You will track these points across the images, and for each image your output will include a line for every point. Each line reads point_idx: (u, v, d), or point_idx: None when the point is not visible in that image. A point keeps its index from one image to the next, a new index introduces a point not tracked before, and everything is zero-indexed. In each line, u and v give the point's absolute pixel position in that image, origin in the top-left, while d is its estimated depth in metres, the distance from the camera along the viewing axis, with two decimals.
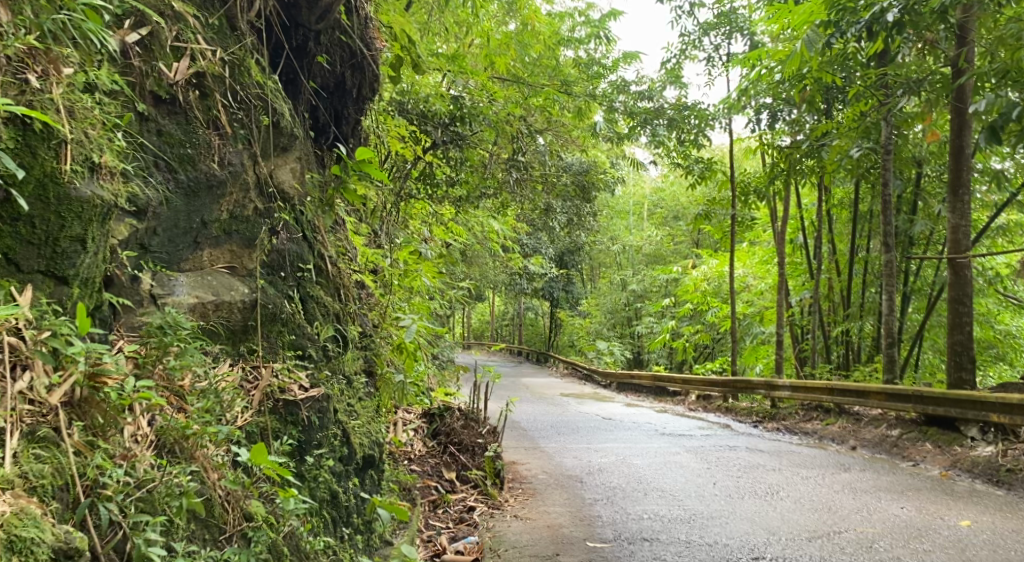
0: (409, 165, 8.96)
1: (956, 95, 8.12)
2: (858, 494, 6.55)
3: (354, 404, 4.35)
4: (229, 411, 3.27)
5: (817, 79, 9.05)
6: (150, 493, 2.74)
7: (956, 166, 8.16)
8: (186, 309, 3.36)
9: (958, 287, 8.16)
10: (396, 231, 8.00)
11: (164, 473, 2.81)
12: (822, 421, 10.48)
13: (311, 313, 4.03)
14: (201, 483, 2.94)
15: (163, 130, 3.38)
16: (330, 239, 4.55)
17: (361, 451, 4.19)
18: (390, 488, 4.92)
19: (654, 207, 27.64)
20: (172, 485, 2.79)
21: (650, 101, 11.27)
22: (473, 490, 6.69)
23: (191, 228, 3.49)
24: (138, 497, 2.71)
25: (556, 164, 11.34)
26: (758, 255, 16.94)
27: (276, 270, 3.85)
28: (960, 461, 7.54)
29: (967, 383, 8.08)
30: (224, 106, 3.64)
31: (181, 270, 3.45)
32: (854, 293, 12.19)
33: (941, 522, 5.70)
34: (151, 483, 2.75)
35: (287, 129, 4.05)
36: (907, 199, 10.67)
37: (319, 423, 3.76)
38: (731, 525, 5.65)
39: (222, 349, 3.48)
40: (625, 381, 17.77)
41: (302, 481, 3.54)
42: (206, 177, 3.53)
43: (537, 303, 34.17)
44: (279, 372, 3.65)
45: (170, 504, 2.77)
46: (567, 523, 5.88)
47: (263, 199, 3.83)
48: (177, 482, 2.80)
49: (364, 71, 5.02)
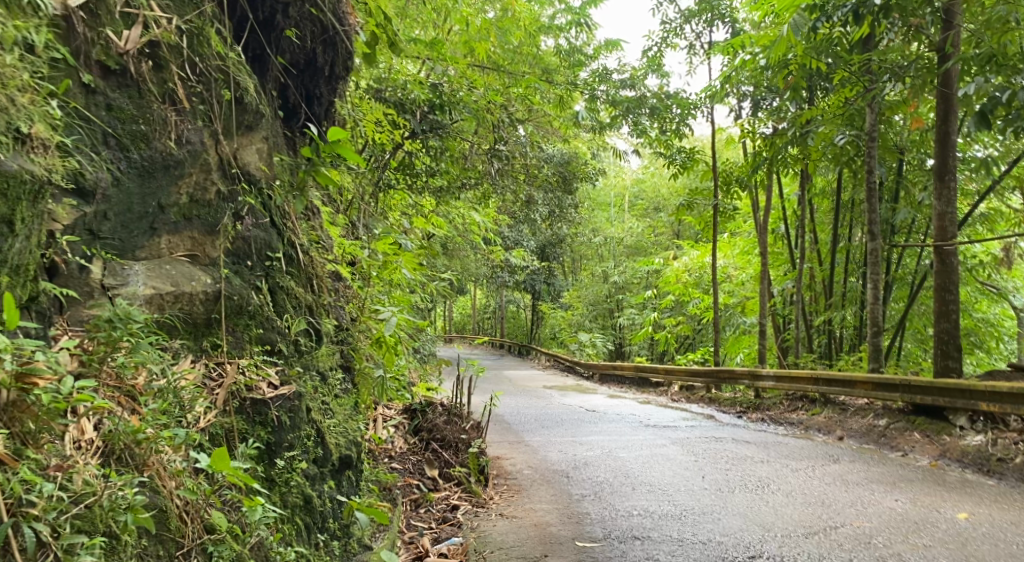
0: (387, 154, 8.67)
1: (942, 80, 7.91)
2: (850, 486, 6.36)
3: (330, 401, 4.08)
4: (190, 413, 3.01)
5: (804, 65, 8.83)
6: (90, 509, 2.48)
7: (944, 153, 7.96)
8: (140, 301, 3.07)
9: (945, 274, 7.99)
10: (374, 221, 7.72)
11: (109, 485, 2.54)
12: (807, 411, 10.30)
13: (281, 305, 3.75)
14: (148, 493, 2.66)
15: (112, 104, 3.12)
16: (302, 226, 4.27)
17: (337, 451, 3.93)
18: (368, 489, 4.65)
19: (635, 198, 27.41)
20: (116, 499, 2.52)
21: (632, 89, 10.97)
22: (457, 488, 6.43)
23: (146, 212, 3.21)
24: (74, 513, 2.45)
25: (538, 154, 11.11)
26: (740, 245, 16.78)
27: (242, 259, 3.57)
28: (950, 451, 7.37)
29: (954, 371, 7.92)
30: (180, 79, 3.35)
31: (135, 259, 3.16)
32: (838, 283, 12.03)
33: (938, 515, 5.50)
34: (91, 498, 2.49)
35: (252, 106, 3.76)
36: (890, 187, 10.48)
37: (290, 423, 3.48)
38: (725, 521, 5.42)
39: (181, 344, 3.20)
40: (608, 373, 17.59)
41: (272, 486, 3.28)
42: (161, 156, 3.24)
43: (519, 296, 33.94)
44: (245, 369, 3.37)
45: (116, 520, 2.51)
46: (555, 521, 5.64)
47: (227, 181, 3.53)
48: (123, 495, 2.54)
49: (336, 47, 4.76)
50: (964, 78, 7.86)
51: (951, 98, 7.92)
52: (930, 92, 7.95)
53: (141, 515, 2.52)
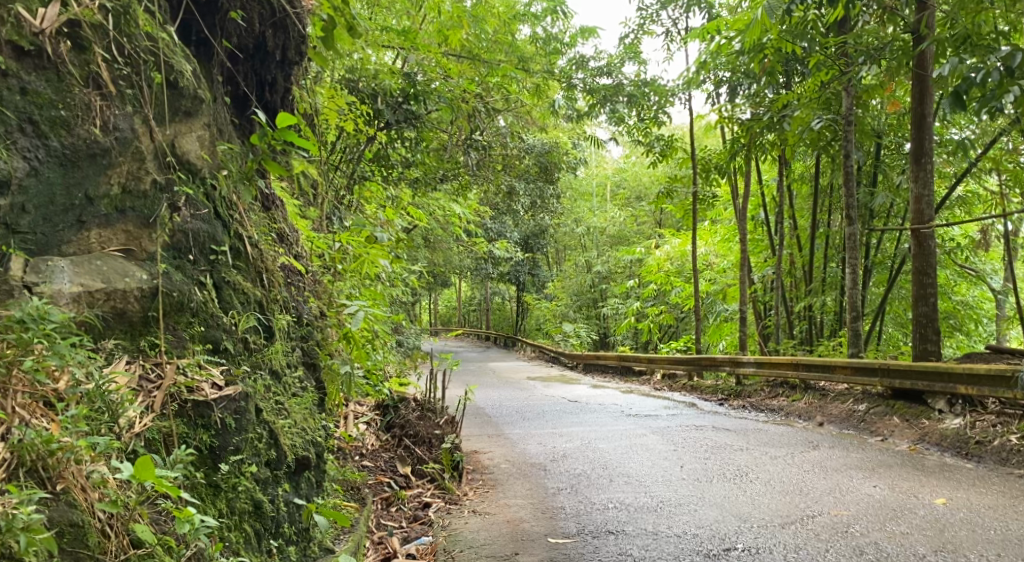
0: (362, 146, 8.45)
1: (917, 62, 7.78)
2: (829, 473, 6.24)
3: (287, 401, 3.84)
4: (122, 418, 2.85)
5: (780, 49, 8.67)
6: None
7: (919, 134, 7.83)
8: (66, 299, 2.94)
9: (923, 257, 7.87)
10: (343, 213, 7.51)
11: (5, 502, 2.41)
12: (788, 397, 10.20)
13: (227, 301, 3.55)
14: (48, 511, 2.51)
15: (27, 87, 2.99)
16: (253, 218, 4.04)
17: (293, 453, 3.68)
18: (331, 489, 4.45)
19: (616, 188, 27.19)
20: (11, 520, 2.38)
21: (609, 77, 10.81)
22: (430, 485, 6.24)
23: (72, 204, 3.09)
24: None
25: (516, 144, 10.91)
26: (721, 233, 16.68)
27: (183, 253, 3.38)
28: (929, 435, 7.26)
29: (933, 355, 7.80)
30: (105, 61, 3.19)
31: (60, 254, 3.04)
32: (818, 268, 11.91)
33: (916, 501, 5.38)
34: None
35: (188, 90, 3.56)
36: (868, 171, 10.36)
37: (237, 426, 3.26)
38: (700, 513, 5.29)
39: (115, 344, 3.04)
40: (591, 362, 17.48)
41: (216, 493, 3.08)
42: (85, 143, 3.11)
43: (503, 288, 33.75)
44: (186, 369, 3.17)
45: (12, 541, 2.36)
46: (529, 517, 5.48)
47: (162, 170, 3.35)
48: (19, 516, 2.39)
49: (287, 30, 4.57)
50: (939, 59, 7.74)
51: (926, 79, 7.78)
52: (903, 74, 7.82)
53: (38, 536, 2.38)
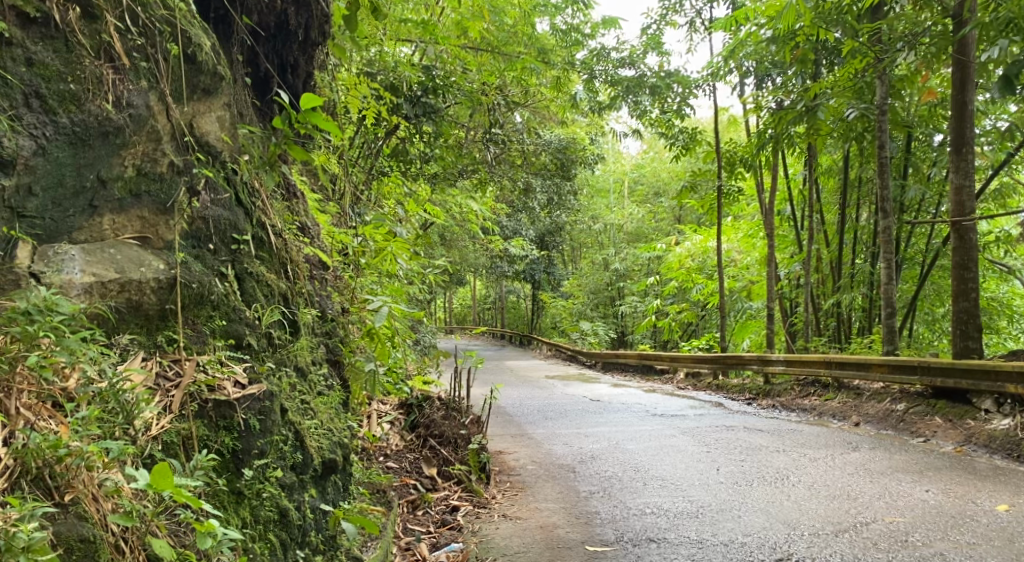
0: (380, 141, 8.15)
1: (959, 47, 7.37)
2: (876, 477, 5.92)
3: (312, 401, 3.58)
4: (139, 420, 2.61)
5: (812, 36, 8.26)
6: None
7: (961, 123, 7.44)
8: (77, 290, 2.71)
9: (963, 251, 7.50)
10: (362, 209, 7.24)
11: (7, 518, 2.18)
12: (820, 396, 9.85)
13: (249, 294, 3.31)
14: (54, 527, 2.27)
15: (34, 58, 2.77)
16: (275, 206, 3.80)
17: (320, 456, 3.42)
18: (358, 493, 4.19)
19: (635, 183, 26.72)
20: (12, 539, 2.12)
21: (631, 68, 10.54)
22: (457, 488, 5.96)
23: (84, 187, 2.86)
24: None
25: (534, 139, 10.57)
26: (743, 228, 16.30)
27: (203, 242, 3.15)
28: (976, 436, 6.91)
29: (976, 352, 7.44)
30: (117, 31, 2.97)
31: (72, 242, 2.81)
32: (848, 263, 11.54)
33: (974, 507, 5.07)
34: None
35: (207, 66, 3.34)
36: (898, 163, 9.86)
37: (261, 428, 3.00)
38: (746, 519, 5.01)
39: (130, 339, 2.81)
40: (611, 361, 17.16)
41: (240, 501, 2.83)
42: (96, 120, 2.87)
43: (518, 286, 33.42)
44: (207, 366, 2.93)
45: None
46: (563, 523, 5.21)
47: (180, 151, 3.13)
48: (19, 534, 2.14)
49: (310, 9, 4.35)
50: (981, 44, 7.36)
51: (968, 65, 7.38)
52: (944, 60, 7.42)
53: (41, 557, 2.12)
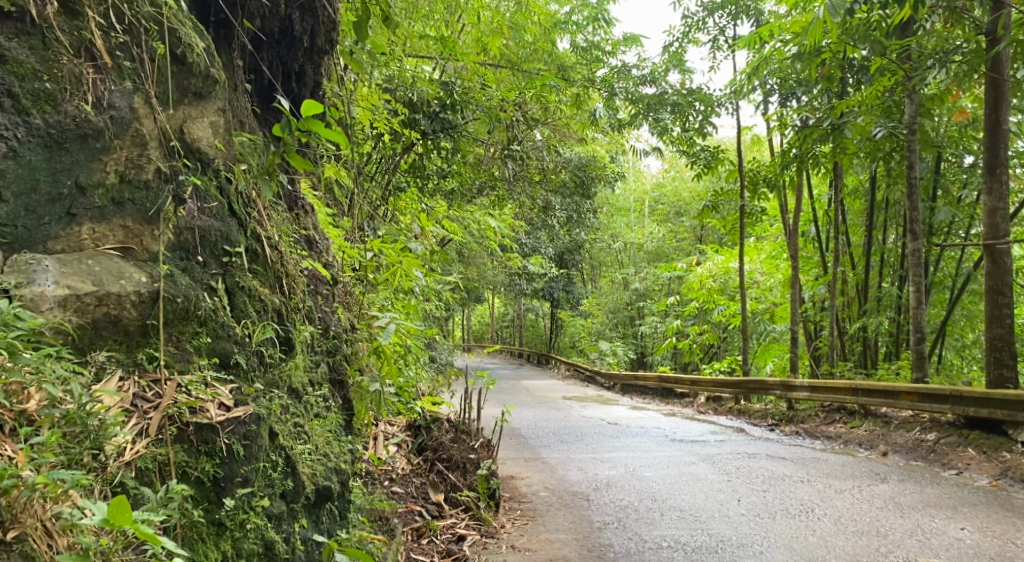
0: (397, 156, 7.97)
1: (992, 65, 7.06)
2: (906, 511, 5.62)
3: (308, 423, 3.36)
4: (108, 444, 2.44)
5: (838, 52, 7.99)
6: None
7: (996, 143, 7.13)
8: (49, 303, 2.54)
9: (997, 275, 7.18)
10: (374, 224, 7.06)
11: None
12: (846, 424, 9.51)
13: (240, 310, 3.11)
14: None
15: (8, 56, 2.67)
16: (274, 218, 3.62)
17: (313, 484, 3.19)
18: (358, 522, 3.95)
19: (656, 203, 26.39)
20: None
21: (652, 85, 10.34)
22: (464, 515, 5.71)
23: (60, 193, 2.73)
24: None
25: (553, 156, 10.35)
26: (767, 249, 15.96)
27: (191, 254, 2.98)
28: (1012, 470, 6.58)
29: (1011, 381, 7.10)
30: (100, 29, 2.86)
31: (45, 251, 2.66)
32: (874, 286, 11.21)
33: (1014, 549, 4.76)
34: None
35: (200, 69, 3.20)
36: (928, 185, 9.53)
37: (246, 454, 2.80)
38: (768, 556, 4.73)
39: (106, 356, 2.63)
40: (630, 383, 16.83)
41: (220, 532, 2.63)
42: (73, 122, 2.76)
43: (537, 304, 33.12)
44: (189, 388, 2.75)
45: None
46: (574, 556, 4.96)
47: (166, 158, 2.97)
48: None
49: (317, 14, 4.21)
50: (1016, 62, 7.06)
51: (1002, 84, 7.09)
52: (977, 78, 7.11)
53: None
